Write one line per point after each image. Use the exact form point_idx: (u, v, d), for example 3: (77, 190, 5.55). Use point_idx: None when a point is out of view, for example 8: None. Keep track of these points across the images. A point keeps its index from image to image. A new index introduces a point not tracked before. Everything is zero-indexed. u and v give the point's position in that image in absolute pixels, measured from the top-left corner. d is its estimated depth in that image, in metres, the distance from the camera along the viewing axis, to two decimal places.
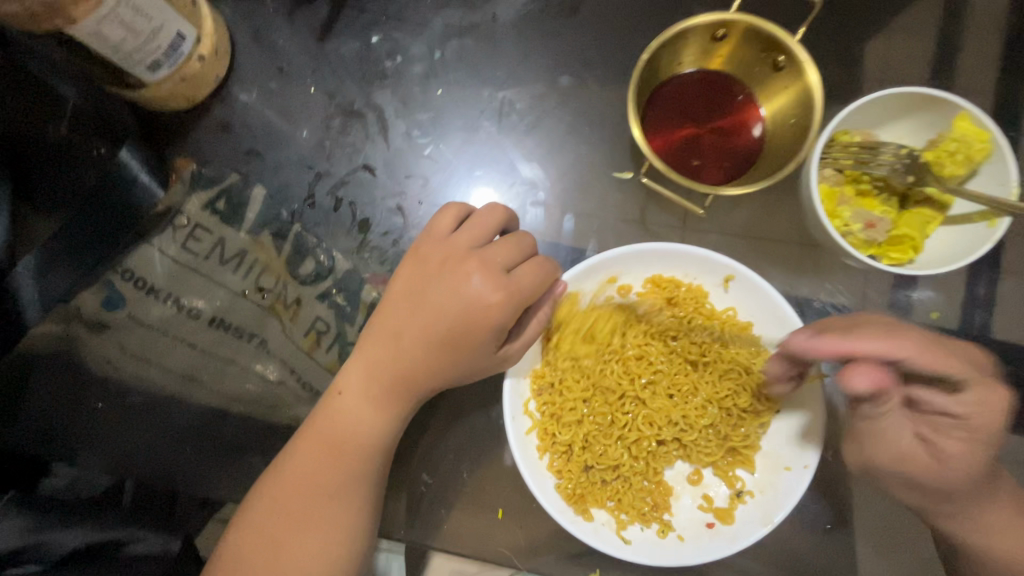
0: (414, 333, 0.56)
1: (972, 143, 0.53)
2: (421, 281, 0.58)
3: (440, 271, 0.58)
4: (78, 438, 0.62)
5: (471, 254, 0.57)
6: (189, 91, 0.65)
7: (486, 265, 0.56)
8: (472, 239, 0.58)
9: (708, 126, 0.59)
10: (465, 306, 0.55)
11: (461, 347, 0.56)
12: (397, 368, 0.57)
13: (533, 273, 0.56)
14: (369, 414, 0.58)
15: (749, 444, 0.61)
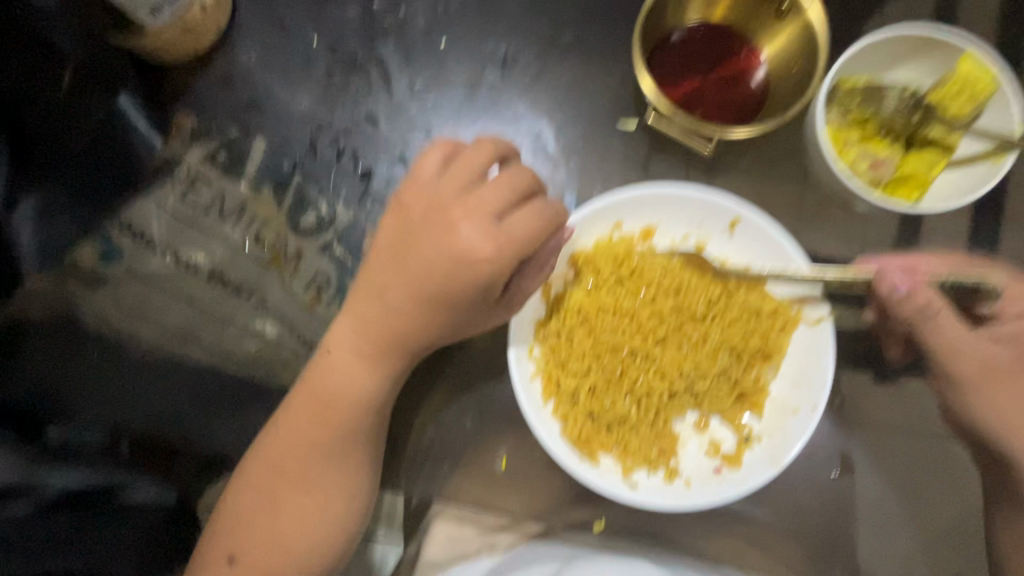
0: (403, 287, 0.50)
1: (974, 83, 0.50)
2: (408, 232, 0.51)
3: (427, 220, 0.50)
4: (70, 391, 0.60)
5: (458, 198, 0.50)
6: (190, 42, 0.61)
7: (476, 210, 0.49)
8: (459, 183, 0.50)
9: (711, 73, 0.58)
10: (453, 257, 0.48)
11: (453, 303, 0.49)
12: (383, 323, 0.50)
13: (527, 220, 0.49)
14: (347, 363, 0.51)
15: (759, 387, 0.53)
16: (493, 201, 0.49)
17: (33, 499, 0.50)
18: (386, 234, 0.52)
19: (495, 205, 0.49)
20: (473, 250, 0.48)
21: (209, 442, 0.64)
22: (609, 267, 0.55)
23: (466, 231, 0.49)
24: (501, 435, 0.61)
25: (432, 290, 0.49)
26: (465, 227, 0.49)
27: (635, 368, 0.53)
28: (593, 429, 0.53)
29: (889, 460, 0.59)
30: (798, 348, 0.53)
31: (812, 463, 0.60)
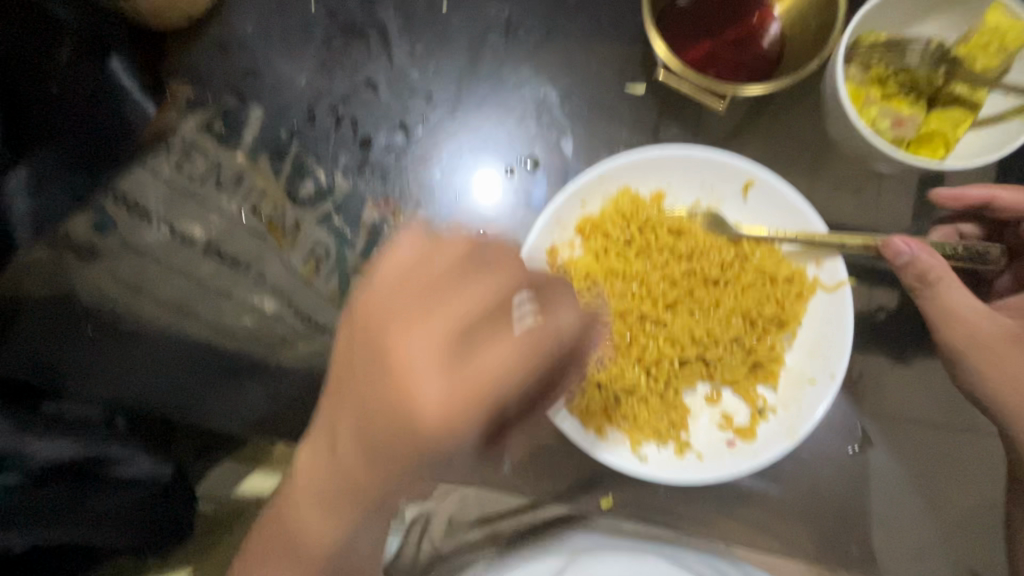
0: (355, 424, 0.36)
1: (1005, 31, 0.46)
2: (354, 363, 0.37)
3: (373, 339, 0.36)
4: (70, 369, 0.59)
5: (417, 308, 0.36)
6: (185, 7, 0.60)
7: (437, 329, 0.35)
8: (416, 287, 0.36)
9: (723, 36, 0.56)
10: (391, 380, 0.35)
11: (413, 458, 0.35)
12: (340, 482, 0.38)
13: (510, 354, 0.34)
14: (359, 449, 0.36)
15: (775, 357, 0.51)
16: (462, 314, 0.35)
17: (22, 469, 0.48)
18: (337, 361, 0.38)
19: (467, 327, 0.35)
20: (440, 368, 0.34)
21: (206, 416, 0.63)
22: (617, 233, 0.52)
23: (425, 387, 0.34)
24: None
25: (371, 435, 0.35)
26: (428, 373, 0.34)
27: (645, 338, 0.51)
28: (600, 400, 0.51)
29: (909, 436, 0.57)
30: (815, 316, 0.51)
31: (830, 440, 0.57)
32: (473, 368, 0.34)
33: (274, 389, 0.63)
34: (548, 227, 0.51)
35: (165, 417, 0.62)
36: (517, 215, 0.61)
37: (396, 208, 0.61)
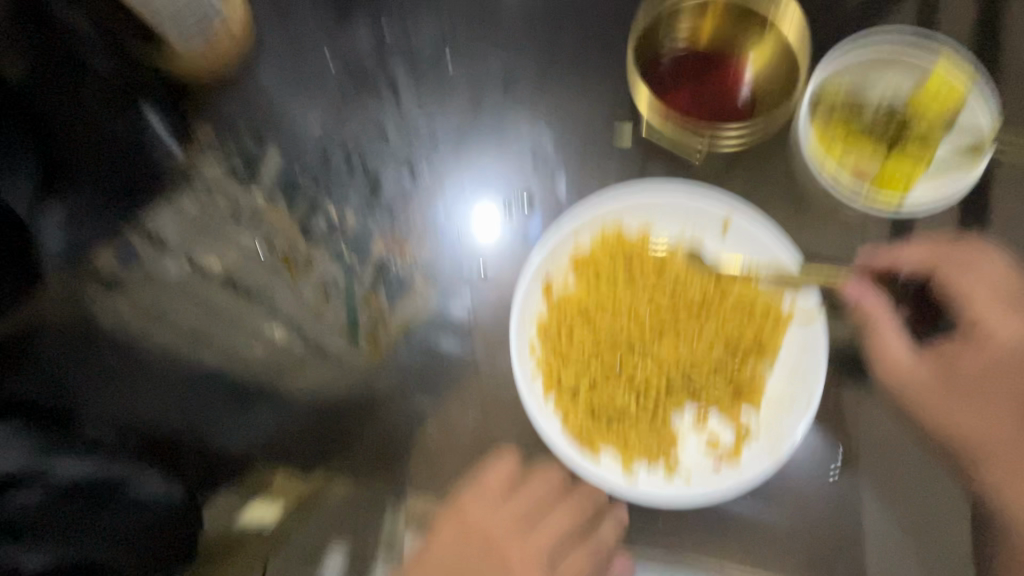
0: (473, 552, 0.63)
1: (945, 93, 0.55)
2: (470, 542, 0.63)
3: (485, 549, 0.63)
4: (83, 388, 0.65)
5: (513, 537, 0.64)
6: (213, 58, 0.65)
7: (526, 521, 0.64)
8: (513, 510, 0.62)
9: (705, 84, 0.61)
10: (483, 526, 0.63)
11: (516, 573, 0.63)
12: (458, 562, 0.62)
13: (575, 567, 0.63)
14: None
15: (755, 382, 0.55)
16: (548, 528, 0.63)
17: (46, 484, 0.53)
18: (448, 541, 0.62)
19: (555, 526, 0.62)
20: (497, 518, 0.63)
21: (216, 440, 0.66)
22: (605, 269, 0.57)
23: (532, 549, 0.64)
24: (503, 433, 0.63)
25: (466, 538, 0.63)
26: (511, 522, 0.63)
27: (634, 365, 0.54)
28: (594, 422, 0.54)
29: (889, 460, 0.59)
30: (792, 344, 0.55)
31: (812, 463, 0.60)
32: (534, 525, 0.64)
33: (283, 412, 0.67)
34: (543, 259, 0.56)
35: (172, 440, 0.66)
36: (515, 251, 0.65)
37: (404, 244, 0.66)
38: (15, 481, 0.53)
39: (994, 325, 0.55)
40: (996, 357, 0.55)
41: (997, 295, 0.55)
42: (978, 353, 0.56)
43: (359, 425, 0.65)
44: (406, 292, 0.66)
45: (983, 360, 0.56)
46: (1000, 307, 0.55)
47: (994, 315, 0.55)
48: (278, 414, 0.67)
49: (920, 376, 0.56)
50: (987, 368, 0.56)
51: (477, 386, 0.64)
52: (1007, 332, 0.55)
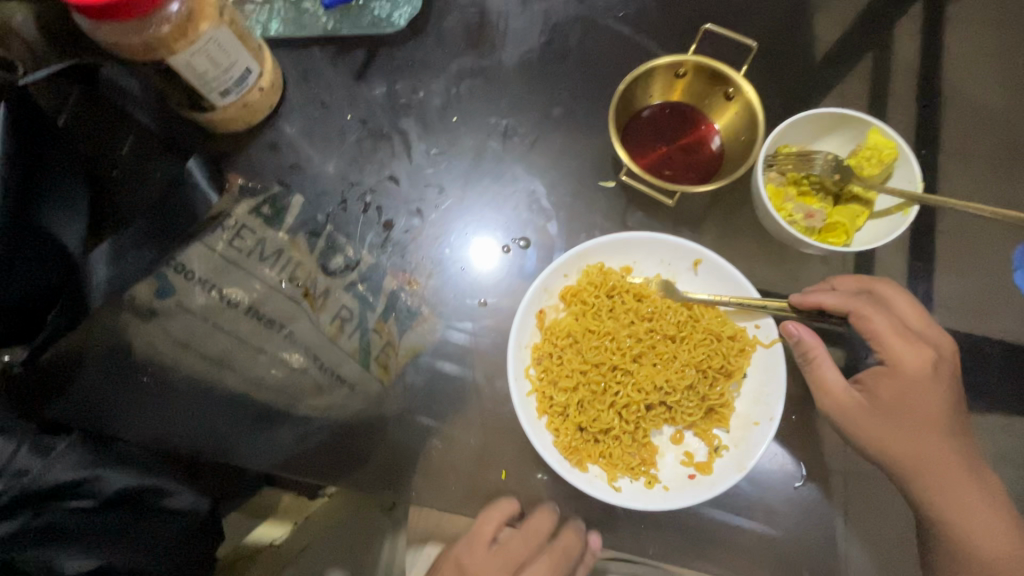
0: None
1: (883, 149, 0.62)
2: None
3: None
4: (117, 411, 0.70)
5: None
6: (247, 116, 0.75)
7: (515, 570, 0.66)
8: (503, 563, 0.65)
9: (676, 143, 0.72)
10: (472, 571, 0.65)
11: None
12: None
13: None
14: None
15: (725, 402, 0.62)
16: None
17: (92, 492, 0.60)
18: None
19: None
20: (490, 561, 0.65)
21: (237, 460, 0.71)
22: (590, 301, 0.64)
23: None
24: (501, 449, 0.70)
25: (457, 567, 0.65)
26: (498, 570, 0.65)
27: (617, 387, 0.61)
28: (582, 439, 0.61)
29: (844, 471, 0.66)
30: (756, 368, 0.62)
31: (778, 476, 0.66)
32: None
33: (301, 432, 0.72)
34: (537, 294, 0.63)
35: (195, 459, 0.70)
36: (512, 284, 0.73)
37: (413, 277, 0.74)
38: (73, 491, 0.59)
39: (904, 352, 0.58)
40: (912, 380, 0.57)
41: (902, 327, 0.59)
42: (897, 380, 0.58)
43: (371, 439, 0.72)
44: (413, 321, 0.73)
45: (901, 385, 0.58)
46: (906, 337, 0.58)
47: (903, 345, 0.58)
48: (297, 434, 0.72)
49: (851, 402, 0.59)
50: (905, 393, 0.58)
51: (478, 406, 0.71)
52: (917, 358, 0.58)
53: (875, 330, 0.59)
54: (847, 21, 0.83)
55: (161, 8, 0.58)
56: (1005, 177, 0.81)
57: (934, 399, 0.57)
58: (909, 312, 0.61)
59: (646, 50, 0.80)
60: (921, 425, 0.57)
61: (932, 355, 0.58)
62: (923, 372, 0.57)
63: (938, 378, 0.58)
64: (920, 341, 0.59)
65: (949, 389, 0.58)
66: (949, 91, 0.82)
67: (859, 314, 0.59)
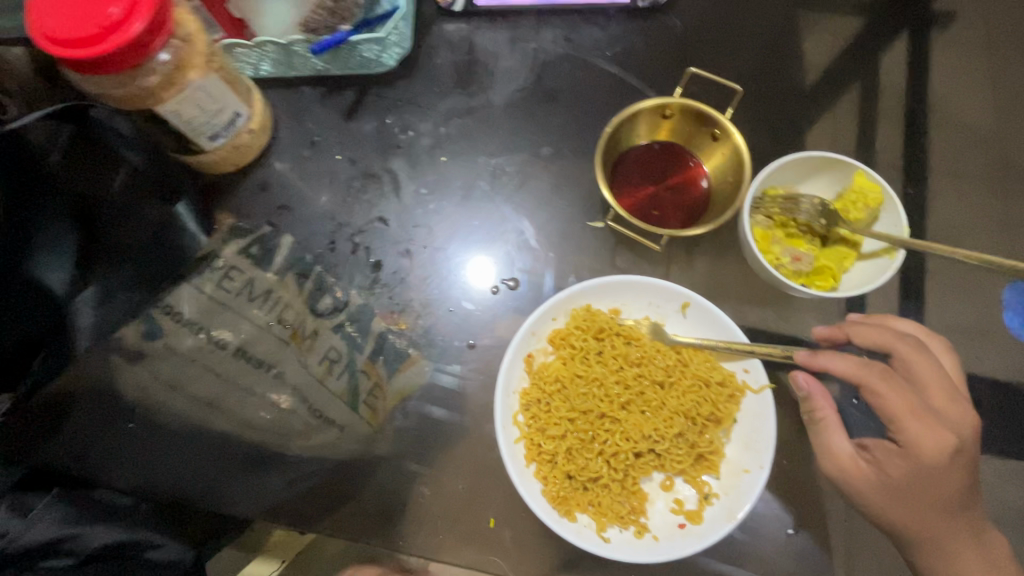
0: None
1: (868, 194, 0.63)
2: None
3: None
4: (100, 456, 0.68)
5: None
6: (237, 157, 0.75)
7: None
8: None
9: (664, 183, 0.72)
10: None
11: None
12: None
13: None
14: None
15: (714, 449, 0.61)
16: None
17: (74, 550, 0.63)
18: None
19: None
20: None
21: (223, 509, 0.69)
22: (577, 346, 0.64)
23: None
24: (490, 495, 0.69)
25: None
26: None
27: (605, 434, 0.61)
28: (571, 487, 0.60)
29: (837, 517, 0.66)
30: (746, 414, 0.62)
31: (769, 522, 0.66)
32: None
33: (289, 479, 0.70)
34: (524, 339, 0.63)
35: (185, 505, 0.70)
36: (502, 325, 0.73)
37: (400, 319, 0.74)
38: (52, 551, 0.62)
39: (922, 436, 0.56)
40: (927, 465, 0.56)
41: (919, 407, 0.57)
42: (908, 461, 0.57)
43: (357, 485, 0.70)
44: (401, 363, 0.72)
45: (915, 467, 0.57)
46: (923, 418, 0.57)
47: (922, 429, 0.56)
48: (283, 481, 0.71)
49: (856, 471, 0.59)
50: (919, 476, 0.57)
51: (466, 449, 0.70)
52: (935, 444, 0.56)
53: (889, 409, 0.57)
54: (833, 57, 0.84)
55: (150, 59, 0.58)
56: (993, 214, 0.81)
57: (944, 482, 0.57)
58: (931, 386, 0.59)
59: (633, 89, 0.80)
60: (930, 505, 0.57)
61: (953, 442, 0.56)
62: (939, 458, 0.56)
63: (954, 463, 0.57)
64: (940, 423, 0.57)
65: (964, 472, 0.57)
66: (936, 128, 0.83)
67: (872, 391, 0.57)
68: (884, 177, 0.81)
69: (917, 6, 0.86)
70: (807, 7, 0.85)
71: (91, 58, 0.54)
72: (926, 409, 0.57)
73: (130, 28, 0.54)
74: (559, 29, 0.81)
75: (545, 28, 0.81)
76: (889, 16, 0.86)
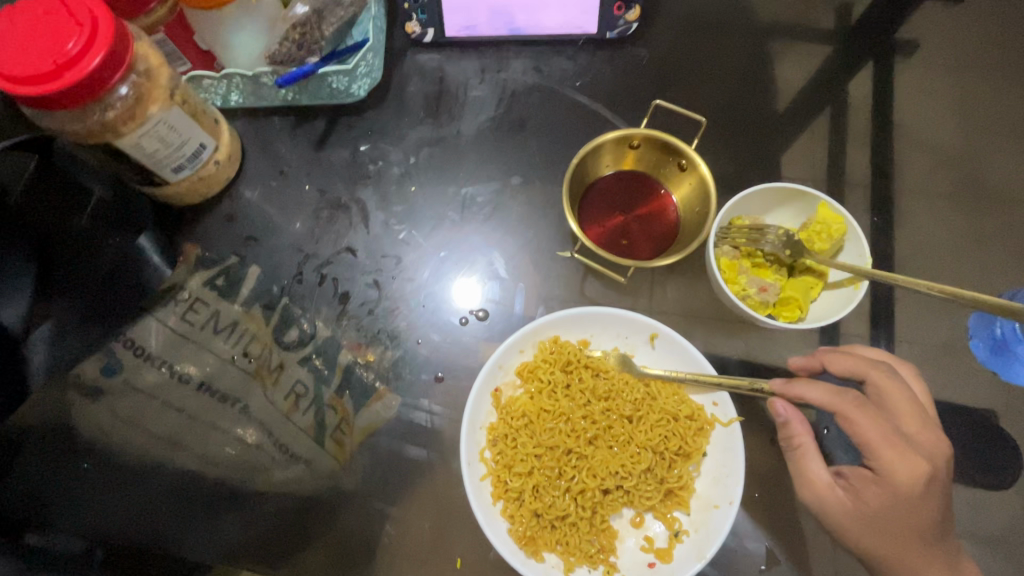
0: None
1: (830, 224, 0.65)
2: None
3: None
4: (56, 498, 0.67)
5: None
6: (203, 189, 0.74)
7: None
8: None
9: (634, 213, 0.72)
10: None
11: None
12: None
13: None
14: None
15: (683, 484, 0.61)
16: None
17: None
18: None
19: None
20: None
21: (182, 552, 0.68)
22: (544, 380, 0.63)
23: None
24: (459, 535, 0.68)
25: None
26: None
27: (573, 470, 0.61)
28: (539, 526, 0.59)
29: (814, 553, 0.64)
30: (715, 446, 0.61)
31: (744, 559, 0.64)
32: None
33: (247, 520, 0.68)
34: (491, 372, 0.62)
35: (143, 549, 0.67)
36: (472, 356, 0.72)
37: (368, 351, 0.72)
38: None
39: (898, 465, 0.55)
40: (903, 495, 0.55)
41: (894, 435, 0.56)
42: (885, 491, 0.55)
43: (321, 522, 0.68)
44: (368, 398, 0.71)
45: (892, 498, 0.55)
46: (898, 447, 0.55)
47: (896, 458, 0.55)
48: (243, 522, 0.68)
49: (834, 500, 0.58)
50: (896, 505, 0.55)
51: (432, 486, 0.69)
52: (910, 472, 0.55)
53: (865, 439, 0.56)
54: (800, 86, 0.85)
55: (108, 93, 0.57)
56: (962, 239, 0.81)
57: (924, 512, 0.55)
58: (903, 412, 0.58)
59: (603, 118, 0.81)
60: (905, 534, 0.56)
61: (926, 469, 0.55)
62: (915, 487, 0.55)
63: (929, 491, 0.55)
64: (914, 451, 0.55)
65: (938, 501, 0.56)
66: (902, 154, 0.84)
67: (846, 420, 0.56)
68: (853, 204, 0.82)
69: (880, 36, 0.88)
70: (773, 38, 0.87)
71: (42, 94, 0.54)
72: (902, 438, 0.56)
73: (85, 64, 0.54)
74: (529, 59, 0.82)
75: (515, 58, 0.82)
76: (853, 46, 0.87)
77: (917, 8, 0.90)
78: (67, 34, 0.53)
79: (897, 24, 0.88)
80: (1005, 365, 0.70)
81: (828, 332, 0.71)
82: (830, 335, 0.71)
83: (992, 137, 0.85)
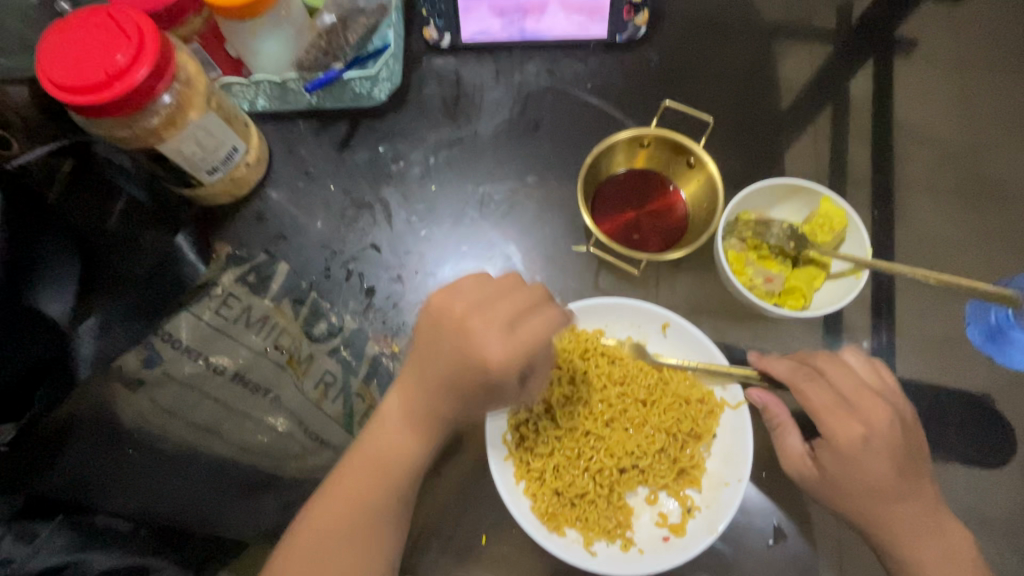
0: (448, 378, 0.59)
1: (833, 218, 0.69)
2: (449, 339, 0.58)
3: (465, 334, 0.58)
4: (99, 484, 0.66)
5: None
6: (234, 190, 0.78)
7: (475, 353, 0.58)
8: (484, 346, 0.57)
9: (644, 209, 0.76)
10: (494, 395, 0.58)
11: None
12: None
13: (543, 326, 0.57)
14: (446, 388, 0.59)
15: (695, 463, 0.65)
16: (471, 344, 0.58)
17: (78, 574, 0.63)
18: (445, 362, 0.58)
19: (509, 318, 0.57)
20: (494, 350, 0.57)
21: (224, 529, 0.74)
22: (561, 368, 0.67)
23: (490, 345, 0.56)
24: (483, 515, 0.71)
25: (451, 382, 0.58)
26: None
27: (591, 451, 0.65)
28: (559, 504, 0.63)
29: (820, 527, 0.67)
30: (724, 428, 0.66)
31: (752, 533, 0.67)
32: (407, 502, 0.63)
33: (283, 501, 0.76)
34: None
35: (181, 525, 0.73)
36: None
37: (392, 341, 0.78)
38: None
39: (836, 429, 0.59)
40: (848, 454, 0.59)
41: (835, 402, 0.61)
42: (834, 454, 0.60)
43: None
44: None
45: (839, 459, 0.60)
46: (837, 412, 0.60)
47: (835, 421, 0.60)
48: (281, 502, 0.76)
49: (807, 466, 0.62)
50: (845, 466, 0.60)
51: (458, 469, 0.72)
52: (847, 434, 0.59)
53: (811, 407, 0.61)
54: (802, 84, 0.89)
55: (154, 101, 0.61)
56: (958, 232, 0.84)
57: (873, 472, 0.59)
58: (843, 382, 0.62)
59: (614, 119, 0.85)
60: (887, 499, 0.60)
61: (862, 431, 0.59)
62: (854, 447, 0.59)
63: (875, 451, 0.59)
64: (850, 415, 0.60)
65: (886, 461, 0.59)
66: (901, 150, 0.87)
67: (797, 391, 0.62)
68: (854, 198, 0.85)
69: (880, 36, 0.91)
70: (775, 39, 0.90)
71: (96, 104, 0.58)
72: (844, 405, 0.60)
73: (134, 75, 0.58)
74: (542, 62, 0.86)
75: (528, 62, 0.85)
76: (854, 45, 0.91)
77: (916, 7, 0.92)
78: (117, 48, 0.58)
79: (896, 23, 0.91)
80: (998, 349, 0.72)
81: (830, 321, 0.75)
82: (832, 324, 0.75)
83: (991, 132, 0.88)
